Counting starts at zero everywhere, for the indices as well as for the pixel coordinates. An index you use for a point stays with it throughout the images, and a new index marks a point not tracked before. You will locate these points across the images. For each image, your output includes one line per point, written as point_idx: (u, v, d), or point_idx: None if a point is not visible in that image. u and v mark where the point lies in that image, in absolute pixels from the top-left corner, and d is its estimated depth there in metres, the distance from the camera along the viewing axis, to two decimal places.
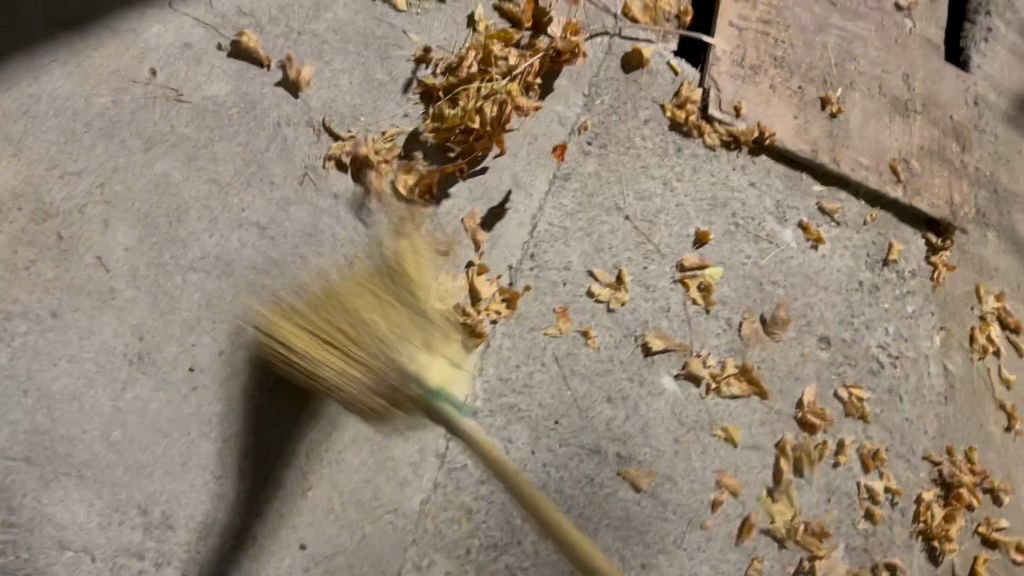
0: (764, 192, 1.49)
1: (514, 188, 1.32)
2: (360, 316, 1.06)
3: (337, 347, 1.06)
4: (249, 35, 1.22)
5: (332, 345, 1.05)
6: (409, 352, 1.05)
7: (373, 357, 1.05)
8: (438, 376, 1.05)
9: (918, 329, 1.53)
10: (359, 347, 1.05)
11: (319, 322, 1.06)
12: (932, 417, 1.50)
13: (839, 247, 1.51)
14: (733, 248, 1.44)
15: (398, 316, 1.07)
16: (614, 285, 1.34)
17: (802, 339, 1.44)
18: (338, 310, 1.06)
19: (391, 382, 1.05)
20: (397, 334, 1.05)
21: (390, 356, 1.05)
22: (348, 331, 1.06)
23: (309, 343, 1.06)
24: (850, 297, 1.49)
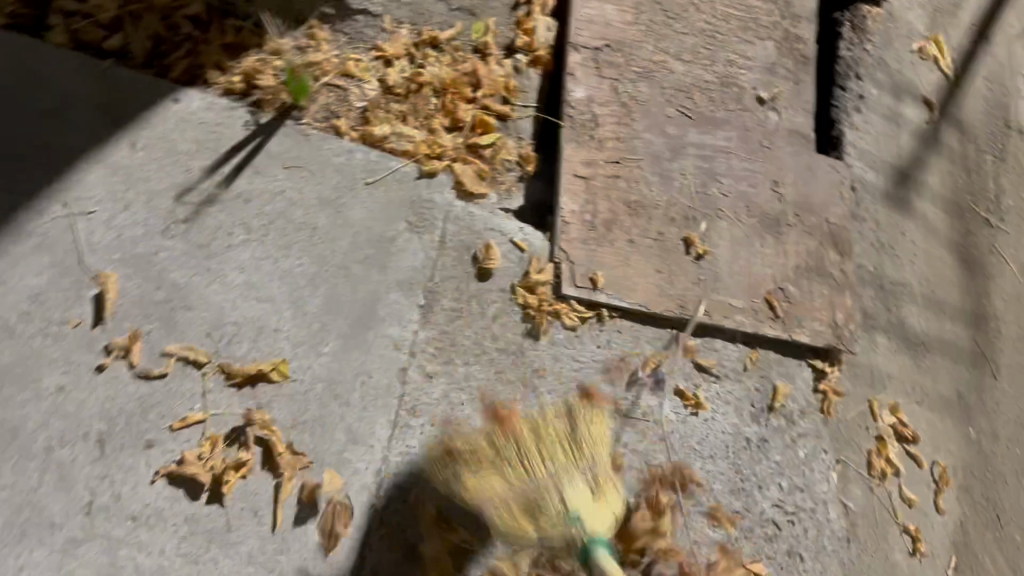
0: (635, 365, 1.36)
1: (352, 444, 1.15)
2: (517, 450, 1.14)
3: (487, 468, 1.13)
4: (110, 278, 1.09)
5: (583, 454, 1.16)
6: (568, 490, 1.10)
7: (544, 487, 1.10)
8: (574, 502, 1.09)
9: (813, 473, 1.45)
10: (530, 475, 1.11)
11: (558, 432, 1.17)
12: (837, 566, 1.43)
13: (721, 405, 1.40)
14: (610, 439, 1.32)
15: (531, 449, 1.14)
16: None
17: (693, 521, 1.34)
18: (589, 437, 1.18)
19: (602, 471, 1.16)
20: (536, 446, 1.14)
21: (530, 479, 1.11)
22: (536, 467, 1.11)
23: (494, 507, 1.11)
24: (739, 459, 1.39)
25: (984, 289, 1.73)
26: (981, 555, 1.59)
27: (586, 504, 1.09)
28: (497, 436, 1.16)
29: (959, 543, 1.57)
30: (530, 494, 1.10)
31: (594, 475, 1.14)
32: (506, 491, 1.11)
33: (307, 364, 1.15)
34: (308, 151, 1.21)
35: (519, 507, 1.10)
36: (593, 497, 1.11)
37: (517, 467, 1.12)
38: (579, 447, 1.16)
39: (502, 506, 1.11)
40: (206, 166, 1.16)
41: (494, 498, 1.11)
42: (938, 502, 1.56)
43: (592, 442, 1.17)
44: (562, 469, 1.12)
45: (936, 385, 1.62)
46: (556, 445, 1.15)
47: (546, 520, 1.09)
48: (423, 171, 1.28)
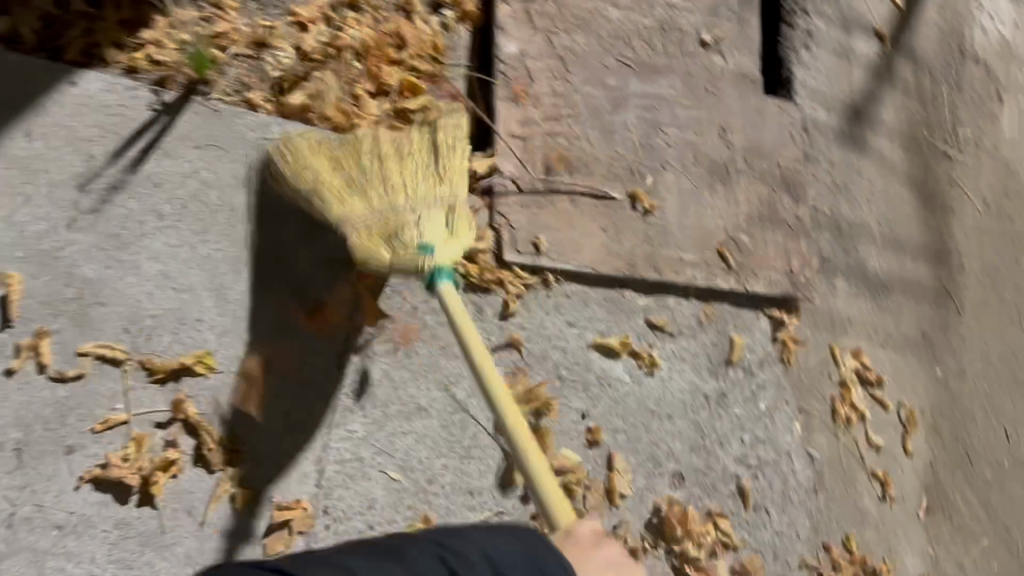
0: (584, 329, 1.32)
1: (289, 433, 1.11)
2: (380, 167, 1.14)
3: (346, 180, 1.12)
4: (14, 277, 1.01)
5: (447, 168, 1.17)
6: (420, 214, 1.14)
7: (399, 209, 1.12)
8: (429, 233, 1.13)
9: (775, 425, 1.42)
10: (394, 199, 1.13)
11: (423, 151, 1.17)
12: (804, 517, 1.41)
13: (676, 362, 1.37)
14: (563, 407, 1.28)
15: (391, 154, 1.15)
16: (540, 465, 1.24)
17: (654, 484, 1.31)
18: (449, 155, 1.17)
19: (459, 203, 1.16)
20: (399, 166, 1.15)
21: (393, 214, 1.13)
22: (395, 180, 1.13)
23: (352, 222, 1.11)
24: (698, 417, 1.36)
25: (945, 225, 1.69)
26: (952, 494, 1.57)
27: (441, 234, 1.13)
28: (359, 138, 1.15)
29: (928, 484, 1.55)
30: (387, 213, 1.12)
31: (449, 204, 1.16)
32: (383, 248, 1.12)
33: (235, 354, 1.10)
34: (222, 129, 1.15)
35: (376, 233, 1.13)
36: (449, 228, 1.15)
37: (376, 172, 1.13)
38: (444, 175, 1.17)
39: (360, 227, 1.12)
40: (111, 153, 1.09)
41: (354, 217, 1.11)
42: (907, 446, 1.54)
43: (454, 166, 1.17)
44: (425, 206, 1.14)
45: (899, 326, 1.59)
46: (417, 164, 1.16)
47: (400, 247, 1.12)
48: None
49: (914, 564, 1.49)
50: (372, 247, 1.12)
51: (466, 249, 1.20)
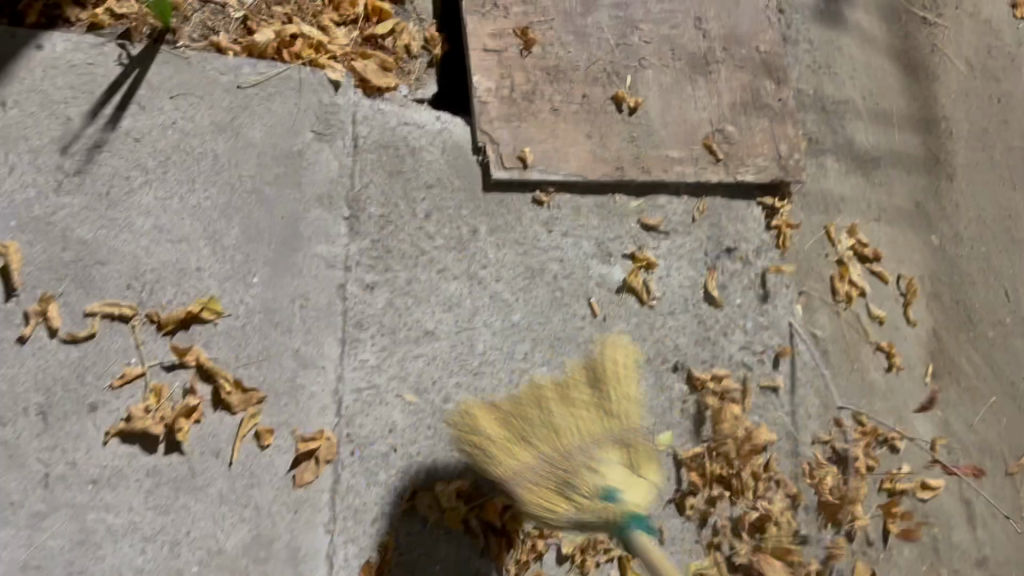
0: (579, 237, 1.33)
1: (302, 368, 1.13)
2: (541, 413, 1.17)
3: (510, 441, 1.15)
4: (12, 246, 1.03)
5: (612, 406, 1.17)
6: (595, 458, 1.12)
7: (574, 458, 1.12)
8: (608, 471, 1.11)
9: (779, 311, 1.44)
10: (563, 457, 1.13)
11: (587, 396, 1.19)
12: (812, 395, 1.44)
13: (675, 260, 1.38)
14: (568, 316, 1.30)
15: (557, 403, 1.17)
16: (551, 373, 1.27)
17: (664, 377, 1.35)
18: (614, 384, 1.19)
19: (634, 440, 1.16)
20: (569, 420, 1.16)
21: (557, 439, 1.14)
22: (562, 433, 1.13)
23: (525, 483, 1.14)
24: (700, 310, 1.38)
25: (931, 92, 1.67)
26: (957, 357, 1.58)
27: (616, 472, 1.11)
28: (528, 395, 1.20)
29: (935, 350, 1.57)
30: (565, 458, 1.13)
31: (619, 459, 1.13)
32: (540, 470, 1.14)
33: (238, 298, 1.11)
34: (196, 76, 1.14)
35: (545, 481, 1.14)
36: (602, 417, 1.16)
37: (546, 443, 1.14)
38: (611, 407, 1.17)
39: (530, 481, 1.14)
40: (86, 112, 1.09)
41: (519, 475, 1.14)
42: (910, 315, 1.55)
43: (622, 400, 1.17)
44: (591, 443, 1.13)
45: (893, 199, 1.59)
46: (589, 408, 1.17)
47: (578, 494, 1.12)
48: (328, 79, 1.21)
49: (926, 429, 1.52)
50: (532, 487, 1.14)
51: (597, 380, 1.21)
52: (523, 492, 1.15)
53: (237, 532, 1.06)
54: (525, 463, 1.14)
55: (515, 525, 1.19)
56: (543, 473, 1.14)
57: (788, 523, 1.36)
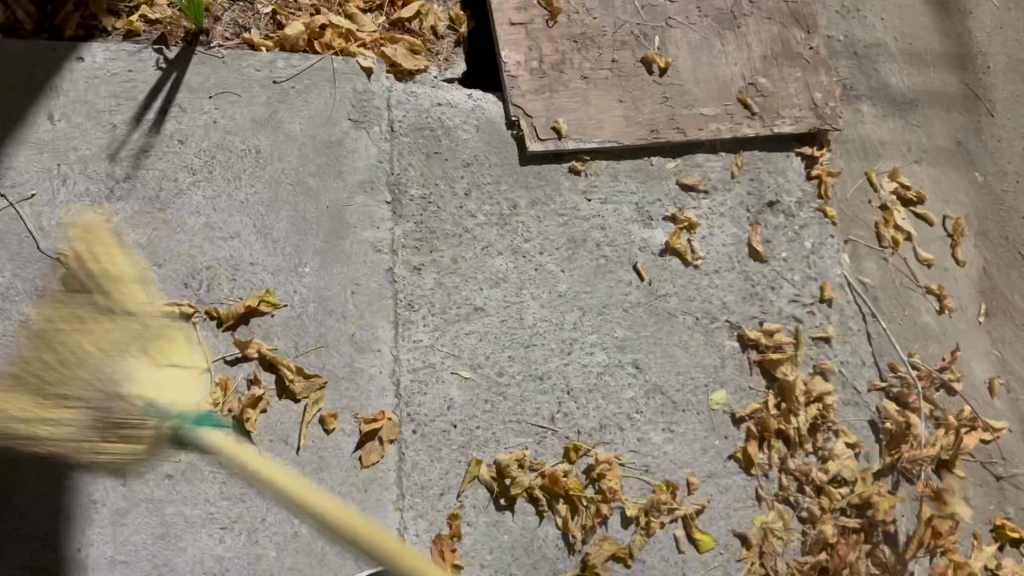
0: (619, 203, 1.33)
1: (359, 351, 1.15)
2: (81, 336, 1.00)
3: (46, 403, 0.97)
4: (72, 255, 1.07)
5: (105, 302, 1.02)
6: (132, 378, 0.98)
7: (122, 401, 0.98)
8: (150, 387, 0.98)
9: (824, 260, 1.43)
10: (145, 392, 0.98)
11: (82, 295, 1.03)
12: (864, 343, 1.44)
13: (715, 218, 1.38)
14: (613, 282, 1.31)
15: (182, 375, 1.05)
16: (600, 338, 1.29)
17: (713, 336, 1.35)
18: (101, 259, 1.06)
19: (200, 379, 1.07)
20: (97, 337, 1.00)
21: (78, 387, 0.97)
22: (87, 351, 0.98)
23: (100, 453, 0.97)
24: (745, 266, 1.39)
25: (964, 29, 1.66)
26: (1009, 294, 1.56)
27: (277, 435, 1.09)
28: (75, 307, 1.02)
29: (986, 289, 1.55)
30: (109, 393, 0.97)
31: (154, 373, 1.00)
32: (115, 438, 0.97)
33: (292, 288, 1.14)
34: (234, 73, 1.17)
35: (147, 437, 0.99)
36: (95, 320, 1.01)
37: (84, 338, 0.99)
38: (115, 295, 1.04)
39: (72, 445, 0.98)
40: (131, 118, 1.12)
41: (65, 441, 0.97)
42: (958, 255, 1.54)
43: (111, 284, 1.04)
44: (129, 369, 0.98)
45: (933, 140, 1.58)
46: (108, 324, 1.01)
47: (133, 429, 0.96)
48: (361, 66, 1.23)
49: (982, 369, 1.51)
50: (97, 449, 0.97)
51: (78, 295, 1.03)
52: (95, 457, 0.98)
53: None
54: (65, 436, 0.97)
55: (603, 480, 1.24)
56: (113, 433, 0.96)
57: (850, 473, 1.37)
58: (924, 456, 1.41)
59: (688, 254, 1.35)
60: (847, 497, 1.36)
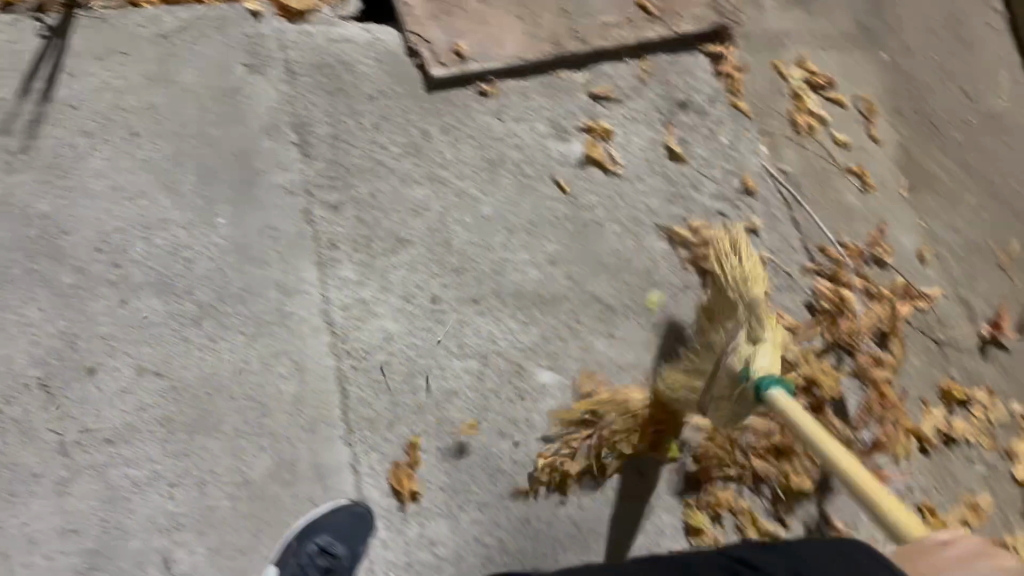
0: (532, 120, 1.33)
1: (288, 296, 1.14)
2: None
3: None
4: None
5: None
6: None
7: None
8: None
9: (742, 154, 1.46)
10: None
11: None
12: (792, 230, 1.46)
13: (630, 125, 1.39)
14: (538, 199, 1.31)
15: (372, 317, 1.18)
16: (532, 255, 1.29)
17: (643, 241, 1.37)
18: None
19: None
20: None
21: None
22: None
23: None
24: (667, 169, 1.40)
25: None
26: (931, 166, 1.58)
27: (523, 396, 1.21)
28: None
29: (906, 164, 1.57)
30: None
31: None
32: None
33: (210, 240, 1.13)
34: (119, 32, 1.15)
35: None
36: None
37: None
38: None
39: None
40: (17, 89, 1.10)
41: None
42: (874, 134, 1.56)
43: None
44: None
45: (835, 25, 1.60)
46: None
47: None
48: (247, 10, 1.22)
49: (912, 241, 1.54)
50: None
51: None
52: None
53: (261, 462, 1.10)
54: None
55: (603, 413, 1.27)
56: None
57: (794, 355, 1.40)
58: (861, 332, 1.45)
59: (608, 164, 1.36)
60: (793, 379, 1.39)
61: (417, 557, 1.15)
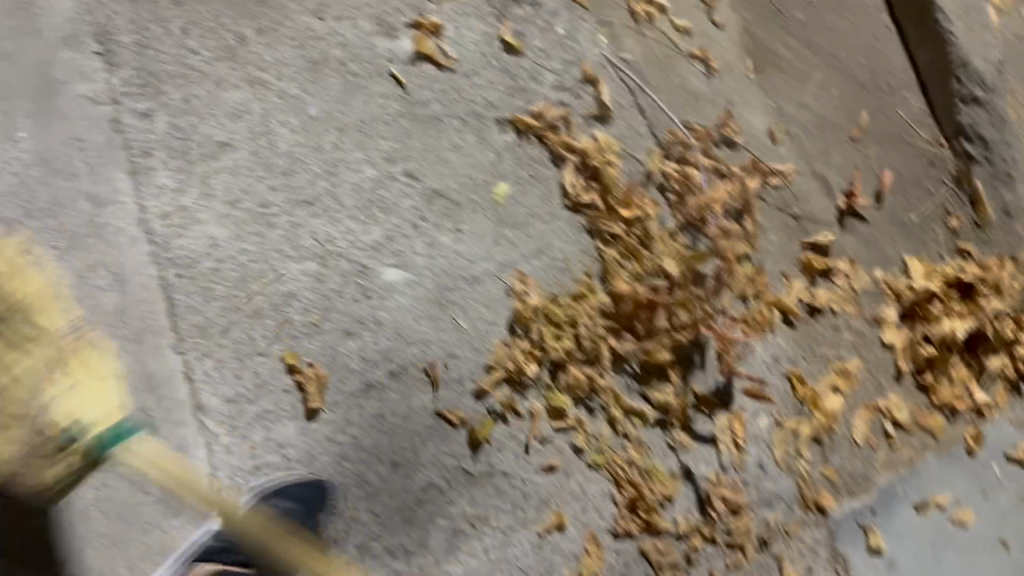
0: (355, 18, 1.31)
1: (100, 209, 1.14)
2: None
3: None
4: None
5: None
6: None
7: None
8: None
9: (580, 43, 1.44)
10: None
11: None
12: (637, 116, 1.47)
13: (462, 20, 1.37)
14: (367, 98, 1.28)
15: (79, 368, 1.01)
16: (367, 157, 1.26)
17: (485, 134, 1.34)
18: None
19: None
20: None
21: None
22: None
23: None
24: (503, 62, 1.38)
25: None
26: (778, 48, 1.59)
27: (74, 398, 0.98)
28: None
29: (750, 45, 1.58)
30: None
31: None
32: None
33: (9, 155, 1.11)
34: None
35: None
36: None
37: None
38: None
39: None
40: None
41: None
42: (716, 19, 1.56)
43: None
44: None
45: None
46: None
47: None
48: None
49: (762, 121, 1.55)
50: None
51: None
52: None
53: None
54: None
55: (459, 303, 1.27)
56: None
57: (645, 237, 1.39)
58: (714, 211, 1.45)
59: (438, 60, 1.33)
60: (648, 262, 1.38)
61: (265, 459, 1.14)
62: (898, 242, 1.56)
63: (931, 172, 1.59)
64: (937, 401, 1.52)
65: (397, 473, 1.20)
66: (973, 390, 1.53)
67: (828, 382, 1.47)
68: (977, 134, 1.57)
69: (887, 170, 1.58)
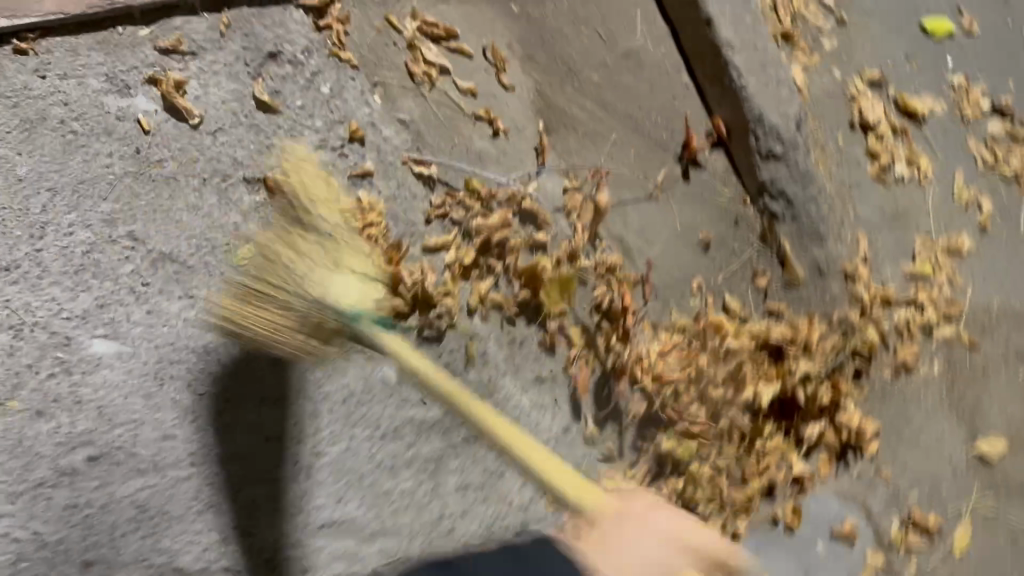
0: (83, 76, 1.22)
1: None
2: None
3: None
4: None
5: None
6: None
7: None
8: None
9: (347, 102, 1.37)
10: None
11: None
12: (411, 176, 1.39)
13: (209, 78, 1.29)
14: (88, 156, 1.20)
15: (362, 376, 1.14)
16: (81, 215, 1.17)
17: (230, 196, 1.25)
18: None
19: None
20: None
21: None
22: None
23: None
24: (255, 120, 1.30)
25: None
26: (569, 108, 1.53)
27: (331, 282, 1.13)
28: None
29: (540, 107, 1.53)
30: None
31: None
32: None
33: None
34: None
35: None
36: None
37: None
38: None
39: None
40: None
41: None
42: (505, 81, 1.50)
43: None
44: None
45: None
46: None
47: None
48: None
49: (555, 182, 1.48)
50: None
51: None
52: None
53: None
54: None
55: (182, 377, 1.16)
56: None
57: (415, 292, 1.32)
58: (507, 278, 1.40)
59: (182, 107, 1.25)
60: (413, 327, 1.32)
61: None
62: (703, 303, 1.49)
63: (736, 232, 1.52)
64: (750, 473, 1.40)
65: (92, 567, 1.10)
66: (790, 460, 1.42)
67: (639, 457, 1.41)
68: (779, 190, 1.49)
69: (697, 230, 1.51)
